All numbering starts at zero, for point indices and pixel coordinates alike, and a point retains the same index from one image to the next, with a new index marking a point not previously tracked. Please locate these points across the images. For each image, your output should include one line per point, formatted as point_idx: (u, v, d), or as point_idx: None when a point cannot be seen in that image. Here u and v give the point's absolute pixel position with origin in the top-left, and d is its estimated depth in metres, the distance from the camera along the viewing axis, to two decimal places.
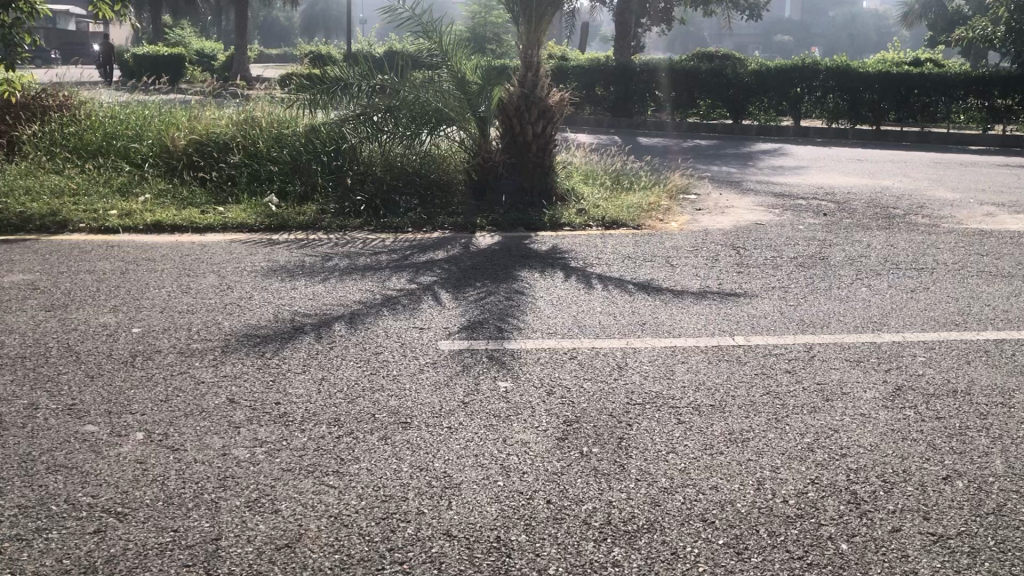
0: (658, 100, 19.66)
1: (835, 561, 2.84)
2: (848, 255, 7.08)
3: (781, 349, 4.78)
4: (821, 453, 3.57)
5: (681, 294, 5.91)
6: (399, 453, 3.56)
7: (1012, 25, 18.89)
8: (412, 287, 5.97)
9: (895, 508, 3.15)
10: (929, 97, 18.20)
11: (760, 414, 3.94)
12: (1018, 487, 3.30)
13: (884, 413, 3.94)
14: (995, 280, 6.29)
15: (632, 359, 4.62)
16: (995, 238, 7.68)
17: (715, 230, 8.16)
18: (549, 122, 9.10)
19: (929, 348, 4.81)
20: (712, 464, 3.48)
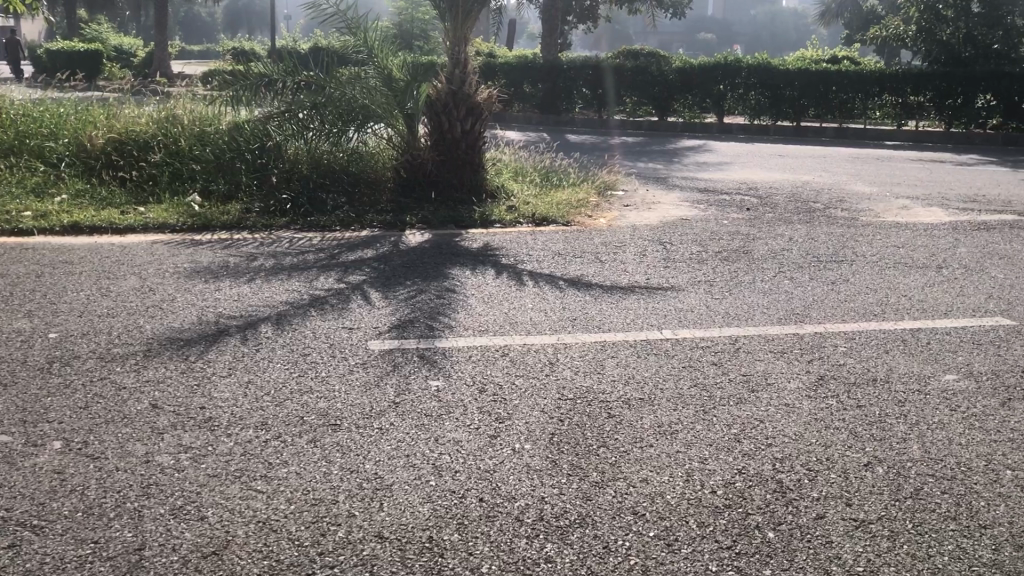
0: (585, 98, 19.81)
1: (762, 550, 2.90)
2: (770, 249, 7.25)
3: (707, 342, 4.86)
4: (748, 444, 3.64)
5: (610, 289, 5.97)
6: (328, 455, 3.51)
7: (922, 25, 19.44)
8: (340, 287, 5.90)
9: (819, 495, 3.23)
10: (846, 95, 18.62)
11: (688, 407, 3.99)
12: (935, 472, 3.41)
13: (808, 402, 4.04)
14: (910, 270, 6.51)
15: (563, 355, 4.64)
16: (910, 230, 7.94)
17: (643, 225, 8.24)
18: (477, 119, 9.12)
19: (850, 339, 4.95)
20: (642, 457, 3.52)
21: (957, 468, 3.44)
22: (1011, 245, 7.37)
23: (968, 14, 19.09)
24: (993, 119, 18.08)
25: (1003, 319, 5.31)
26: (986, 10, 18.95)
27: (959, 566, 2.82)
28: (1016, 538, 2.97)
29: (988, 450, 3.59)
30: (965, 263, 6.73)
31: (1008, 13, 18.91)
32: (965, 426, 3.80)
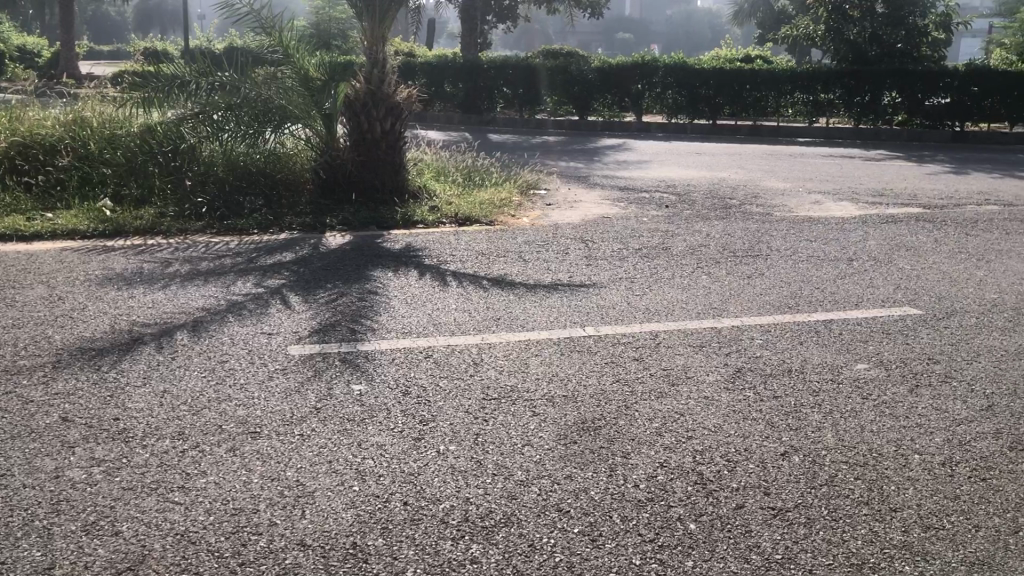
0: (506, 98, 19.93)
1: (684, 541, 2.95)
2: (689, 244, 7.37)
3: (628, 338, 4.91)
4: (669, 437, 3.69)
5: (533, 288, 6.00)
6: (249, 463, 3.44)
7: (830, 24, 19.93)
8: (258, 291, 5.80)
9: (738, 486, 3.29)
10: (759, 93, 19.02)
11: (610, 402, 4.04)
12: (848, 459, 3.51)
13: (726, 395, 4.12)
14: (822, 263, 6.71)
15: (487, 355, 4.64)
16: (822, 225, 8.17)
17: (565, 224, 8.29)
18: (397, 119, 9.05)
19: (766, 331, 5.07)
20: (566, 454, 3.54)
21: (869, 454, 3.55)
22: (917, 237, 7.64)
23: (872, 15, 19.65)
24: (898, 115, 18.42)
25: (911, 309, 5.51)
26: (890, 10, 19.51)
27: (872, 548, 2.91)
28: (924, 519, 3.08)
29: (898, 435, 3.71)
30: (875, 255, 6.95)
31: (910, 14, 19.55)
32: (876, 414, 3.93)
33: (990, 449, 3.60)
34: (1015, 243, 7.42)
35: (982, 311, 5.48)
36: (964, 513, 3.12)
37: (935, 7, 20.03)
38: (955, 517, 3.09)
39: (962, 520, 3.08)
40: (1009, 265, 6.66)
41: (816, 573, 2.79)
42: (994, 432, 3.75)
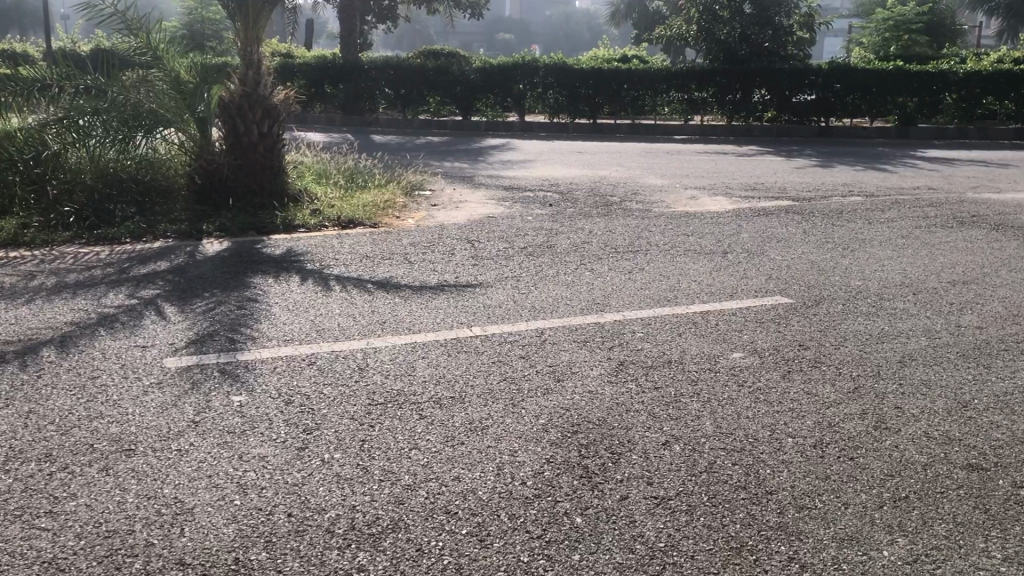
0: (388, 98, 20.02)
1: (571, 535, 2.98)
2: (571, 242, 7.47)
3: (515, 337, 4.94)
4: (555, 432, 3.74)
5: (419, 290, 5.96)
6: (122, 483, 3.30)
7: (702, 24, 20.55)
8: (132, 303, 5.57)
9: (622, 477, 3.36)
10: (637, 92, 19.44)
11: (497, 401, 4.05)
12: (726, 445, 3.63)
13: (610, 388, 4.20)
14: (698, 257, 6.90)
15: (372, 359, 4.59)
16: (698, 219, 8.42)
17: (450, 225, 8.27)
18: (274, 121, 8.87)
19: (647, 324, 5.18)
20: (453, 455, 3.53)
21: (746, 440, 3.68)
22: (787, 229, 7.97)
23: (741, 14, 20.34)
24: (768, 112, 19.15)
25: (783, 298, 5.73)
26: (757, 10, 20.23)
27: (749, 531, 3.02)
28: (797, 500, 3.21)
29: (772, 420, 3.86)
30: (747, 248, 7.20)
31: (776, 14, 20.33)
32: (751, 400, 4.07)
33: (857, 429, 3.79)
34: (876, 231, 7.84)
35: (847, 298, 5.75)
36: (834, 492, 3.26)
37: (798, 8, 20.72)
38: (826, 497, 3.23)
39: (833, 498, 3.22)
40: (871, 253, 7.01)
41: (697, 558, 2.87)
42: (860, 412, 3.95)
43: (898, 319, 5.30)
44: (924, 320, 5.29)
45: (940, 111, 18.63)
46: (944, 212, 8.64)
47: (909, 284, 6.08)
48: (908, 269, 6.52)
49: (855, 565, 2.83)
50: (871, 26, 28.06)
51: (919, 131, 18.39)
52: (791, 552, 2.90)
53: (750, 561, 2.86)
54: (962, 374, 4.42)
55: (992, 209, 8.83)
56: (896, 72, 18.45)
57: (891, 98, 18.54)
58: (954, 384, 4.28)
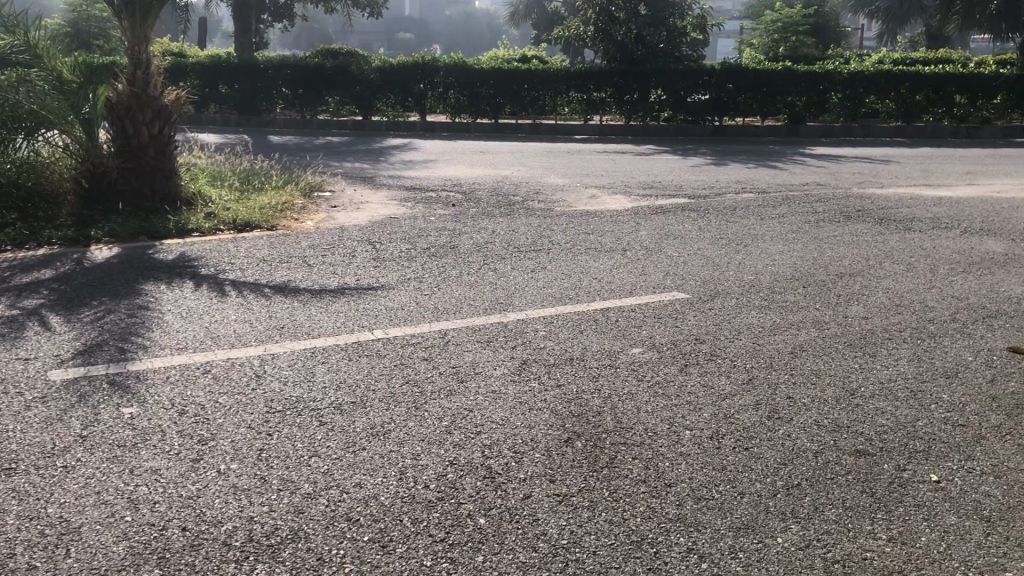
0: (285, 98, 19.70)
1: (474, 537, 2.98)
2: (475, 242, 7.47)
3: (417, 338, 4.91)
4: (458, 434, 3.72)
5: (317, 294, 5.86)
6: (2, 504, 3.14)
7: (599, 25, 20.83)
8: (13, 313, 5.31)
9: (525, 476, 3.37)
10: (537, 91, 19.58)
11: (399, 405, 4.01)
12: (626, 439, 3.69)
13: (512, 387, 4.21)
14: (599, 254, 7.00)
15: (270, 366, 4.49)
16: (599, 218, 8.54)
17: (351, 226, 8.16)
18: (165, 122, 8.61)
19: (549, 323, 5.21)
20: (355, 461, 3.48)
21: (646, 434, 3.74)
22: (684, 226, 8.15)
23: (636, 15, 20.68)
24: (664, 111, 19.52)
25: (679, 293, 5.86)
26: (652, 11, 20.60)
27: (650, 524, 3.07)
28: (695, 491, 3.28)
29: (670, 413, 3.94)
30: (646, 245, 7.34)
31: (670, 15, 20.74)
32: (650, 394, 4.15)
33: (751, 419, 3.89)
34: (768, 227, 8.10)
35: (741, 292, 5.91)
36: (730, 482, 3.35)
37: (691, 9, 21.17)
38: (722, 487, 3.31)
39: (729, 488, 3.30)
40: (763, 248, 7.22)
41: (600, 554, 2.90)
42: (754, 403, 4.06)
43: (789, 312, 5.48)
44: (813, 312, 5.47)
45: (827, 110, 19.34)
46: (831, 208, 8.98)
47: (799, 278, 6.28)
48: (798, 263, 6.76)
49: (751, 554, 2.91)
50: (761, 28, 28.95)
51: (807, 130, 19.07)
52: (690, 543, 2.96)
53: (650, 553, 2.90)
54: (849, 363, 4.59)
55: (876, 204, 9.21)
56: (784, 72, 19.04)
57: (781, 98, 19.15)
58: (841, 373, 4.45)
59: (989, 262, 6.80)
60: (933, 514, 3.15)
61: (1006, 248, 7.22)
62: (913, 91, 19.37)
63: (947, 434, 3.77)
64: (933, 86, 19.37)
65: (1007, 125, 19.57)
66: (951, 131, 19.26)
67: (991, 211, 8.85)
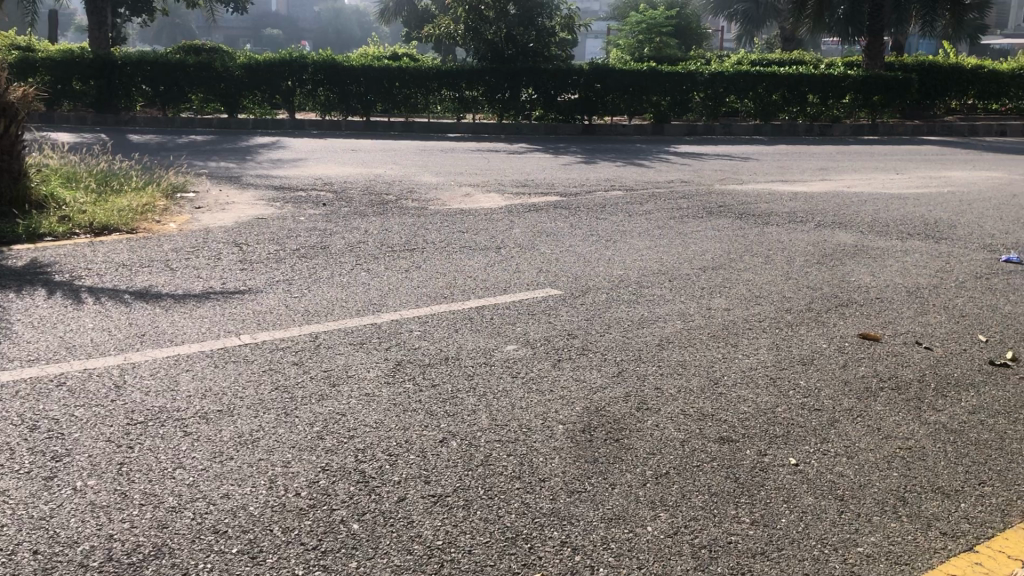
0: (145, 95, 18.93)
1: (347, 543, 2.93)
2: (347, 242, 7.35)
3: (287, 343, 4.79)
4: (330, 439, 3.65)
5: (181, 298, 5.64)
6: None
7: (469, 24, 20.86)
8: None
9: (399, 479, 3.34)
10: (408, 89, 19.47)
11: (269, 411, 3.90)
12: (501, 437, 3.71)
13: (386, 389, 4.16)
14: (473, 253, 7.01)
15: (130, 375, 4.29)
16: (473, 216, 8.56)
17: (216, 228, 7.90)
18: (12, 120, 8.15)
19: (423, 322, 5.19)
20: (222, 472, 3.36)
21: (519, 430, 3.77)
22: (556, 223, 8.27)
23: (505, 15, 20.81)
24: (535, 110, 19.72)
25: (552, 290, 5.93)
26: (521, 11, 20.78)
27: (524, 520, 3.09)
28: (568, 485, 3.33)
29: (544, 409, 3.98)
30: (521, 243, 7.40)
31: (539, 15, 20.95)
32: (525, 391, 4.18)
33: (623, 411, 3.98)
34: (636, 223, 8.31)
35: (610, 287, 6.04)
36: (602, 474, 3.41)
37: (559, 9, 21.45)
38: (594, 479, 3.37)
39: (601, 480, 3.36)
40: (632, 244, 7.39)
41: (475, 552, 2.90)
42: (624, 395, 4.16)
43: (657, 305, 5.64)
44: (679, 305, 5.65)
45: (690, 110, 19.96)
46: (695, 204, 9.29)
47: (665, 272, 6.47)
48: (664, 257, 6.96)
49: (622, 544, 2.97)
50: (627, 28, 29.68)
51: (673, 128, 19.63)
52: (563, 536, 3.00)
53: (525, 549, 2.93)
54: (713, 353, 4.75)
55: (737, 200, 9.58)
56: (649, 72, 19.54)
57: (647, 97, 19.64)
58: (706, 363, 4.61)
59: (841, 253, 7.18)
60: (792, 496, 3.30)
61: (855, 240, 7.64)
62: (770, 91, 20.24)
63: (804, 418, 3.95)
64: (788, 86, 20.28)
65: (855, 124, 20.70)
66: (804, 129, 20.22)
67: (843, 205, 9.32)
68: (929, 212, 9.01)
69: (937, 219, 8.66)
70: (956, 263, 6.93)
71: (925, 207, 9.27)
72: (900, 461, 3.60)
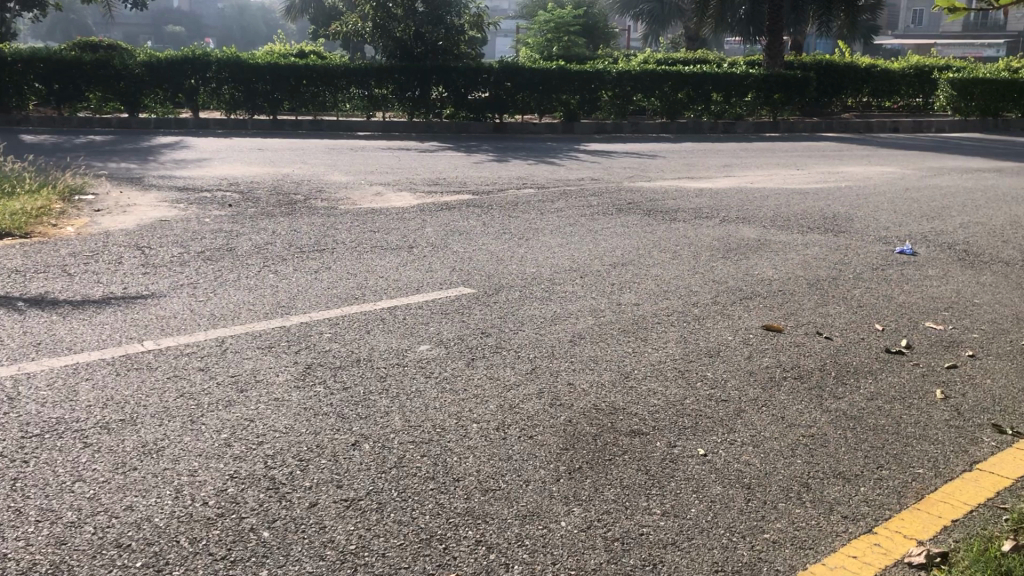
0: (39, 94, 18.24)
1: (258, 552, 2.87)
2: (253, 244, 7.19)
3: (193, 348, 4.66)
4: (238, 446, 3.57)
5: (80, 305, 5.43)
6: None
7: (377, 21, 20.66)
8: None
9: (310, 484, 3.28)
10: (316, 87, 19.21)
11: (173, 419, 3.79)
12: (415, 438, 3.68)
13: (296, 393, 4.09)
14: (384, 252, 6.95)
15: (26, 386, 4.11)
16: (384, 215, 8.47)
17: (116, 231, 7.64)
18: None
19: (333, 324, 5.12)
20: (125, 483, 3.25)
21: (433, 430, 3.75)
22: (468, 221, 8.26)
23: (413, 13, 20.68)
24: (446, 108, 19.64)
25: (464, 289, 5.92)
26: (428, 9, 20.67)
27: (438, 521, 3.08)
28: (483, 483, 3.33)
29: (457, 408, 3.97)
30: (432, 242, 7.36)
31: (447, 13, 20.88)
32: (438, 390, 4.16)
33: (535, 408, 4.00)
34: (548, 220, 8.36)
35: (522, 285, 6.06)
36: (516, 471, 3.43)
37: (468, 8, 21.42)
38: (508, 477, 3.38)
39: (515, 477, 3.38)
40: (543, 242, 7.43)
41: (388, 555, 2.88)
42: (537, 392, 4.18)
43: (568, 301, 5.68)
44: (590, 301, 5.70)
45: (599, 108, 20.14)
46: (605, 201, 9.40)
47: (577, 269, 6.53)
48: (575, 254, 7.03)
49: (536, 540, 2.99)
50: (536, 27, 29.88)
51: (582, 126, 19.79)
52: (477, 536, 3.00)
53: (439, 550, 2.92)
54: (623, 348, 4.82)
55: (645, 196, 9.74)
56: (558, 71, 19.68)
57: (557, 96, 19.76)
58: (617, 357, 4.67)
59: (745, 247, 7.37)
60: (701, 487, 3.37)
61: (759, 234, 7.85)
62: (676, 89, 20.62)
63: (712, 409, 4.05)
64: (693, 84, 20.68)
65: (757, 121, 21.25)
66: (709, 127, 20.65)
67: (746, 200, 9.57)
68: (827, 206, 9.32)
69: (836, 213, 8.96)
70: (853, 255, 7.18)
71: (824, 202, 9.58)
72: (803, 448, 3.71)
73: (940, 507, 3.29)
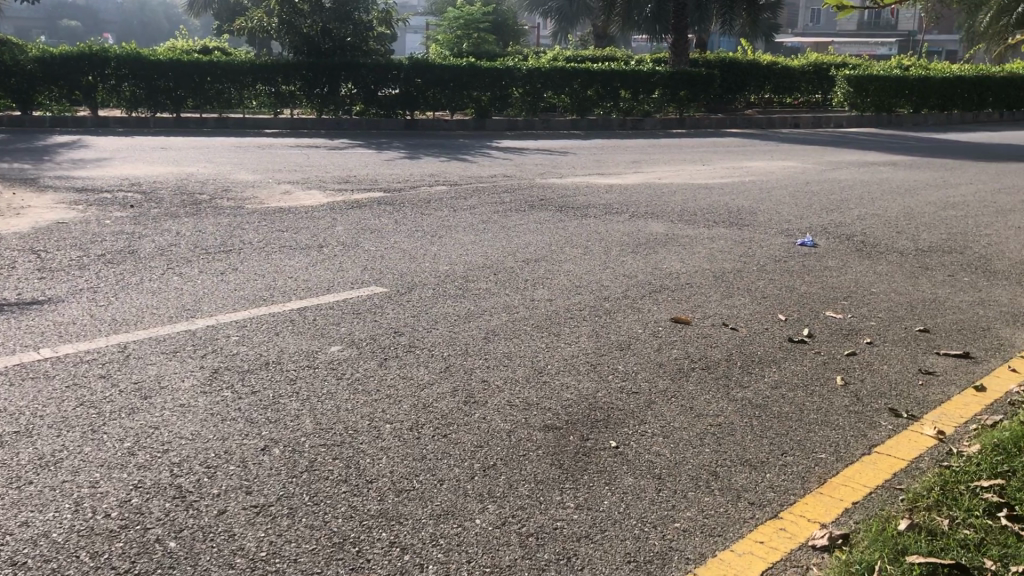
0: None
1: (163, 563, 2.79)
2: (157, 246, 6.98)
3: (93, 354, 4.50)
4: (142, 454, 3.46)
5: None
6: None
7: (282, 17, 20.29)
8: None
9: (219, 491, 3.21)
10: (221, 85, 18.77)
11: (73, 430, 3.65)
12: (326, 441, 3.63)
13: (203, 399, 3.98)
14: (293, 252, 6.82)
15: None
16: (293, 214, 8.32)
17: (10, 234, 7.32)
18: None
19: (241, 327, 5.00)
20: (20, 498, 3.12)
21: (345, 432, 3.71)
22: (379, 219, 8.18)
23: (320, 8, 20.39)
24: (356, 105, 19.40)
25: (376, 288, 5.85)
26: (335, 5, 20.42)
27: (351, 524, 3.04)
28: (396, 484, 3.31)
29: (370, 409, 3.93)
30: (341, 241, 7.26)
31: (354, 9, 20.65)
32: (350, 392, 4.11)
33: (449, 406, 3.99)
34: (460, 217, 8.35)
35: (434, 283, 6.03)
36: (430, 470, 3.41)
37: (376, 4, 21.23)
38: (422, 477, 3.36)
39: (429, 477, 3.36)
40: (456, 239, 7.41)
41: (300, 561, 2.83)
42: (451, 390, 4.17)
43: (482, 298, 5.68)
44: (503, 298, 5.71)
45: (510, 105, 20.17)
46: (516, 197, 9.43)
47: (489, 266, 6.53)
48: (487, 251, 7.03)
49: (451, 539, 2.98)
50: (445, 24, 29.79)
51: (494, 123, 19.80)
52: (391, 537, 2.98)
53: (352, 553, 2.88)
54: (536, 343, 4.85)
55: (556, 192, 9.81)
56: (469, 68, 19.67)
57: (467, 93, 19.73)
58: (530, 353, 4.69)
59: (653, 242, 7.49)
60: (613, 479, 3.41)
61: (667, 229, 8.00)
62: (585, 87, 20.84)
63: (622, 402, 4.10)
64: (602, 81, 20.91)
65: (665, 117, 21.62)
66: (619, 123, 20.91)
67: (654, 196, 9.73)
68: (732, 201, 9.55)
69: (740, 207, 9.18)
70: (757, 248, 7.38)
71: (728, 196, 9.81)
72: (712, 437, 3.79)
73: (842, 490, 3.41)
